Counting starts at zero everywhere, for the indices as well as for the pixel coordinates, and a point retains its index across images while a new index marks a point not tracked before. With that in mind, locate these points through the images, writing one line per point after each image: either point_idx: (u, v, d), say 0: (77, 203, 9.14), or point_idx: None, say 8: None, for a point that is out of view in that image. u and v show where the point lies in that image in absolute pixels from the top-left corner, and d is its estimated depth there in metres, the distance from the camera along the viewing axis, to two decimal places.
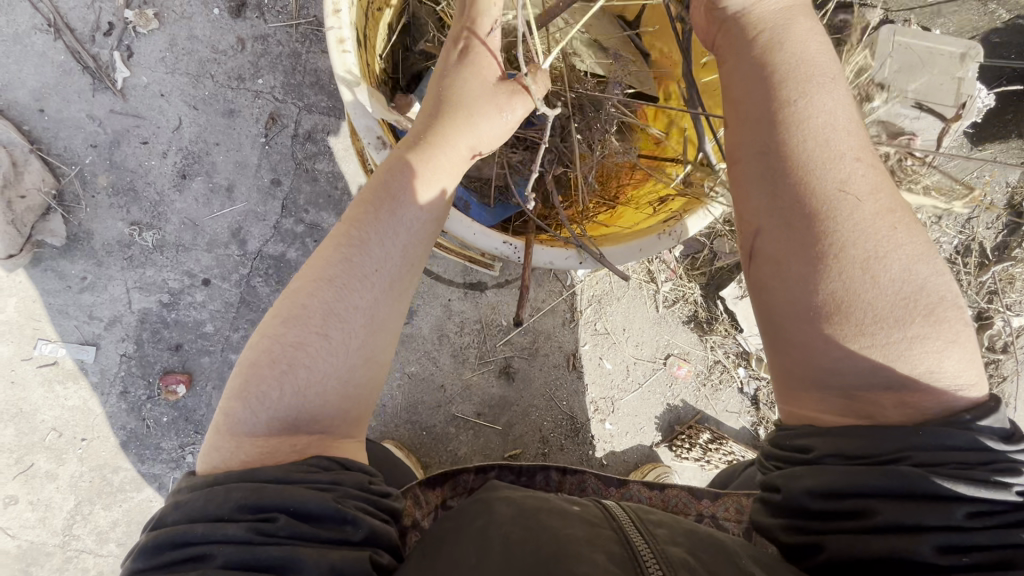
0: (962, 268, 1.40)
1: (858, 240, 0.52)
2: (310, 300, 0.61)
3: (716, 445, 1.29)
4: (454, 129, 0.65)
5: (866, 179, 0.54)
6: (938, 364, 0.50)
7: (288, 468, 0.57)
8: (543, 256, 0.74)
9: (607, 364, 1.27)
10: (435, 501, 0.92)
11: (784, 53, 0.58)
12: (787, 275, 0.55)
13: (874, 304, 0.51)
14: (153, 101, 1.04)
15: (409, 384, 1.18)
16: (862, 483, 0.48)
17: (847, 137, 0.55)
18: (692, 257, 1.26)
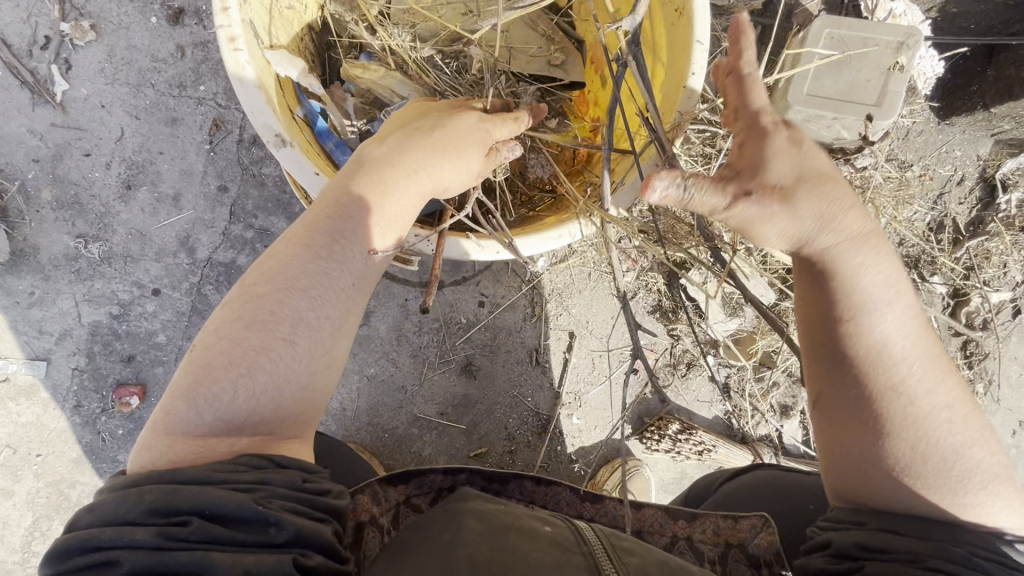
0: (936, 244, 1.35)
1: (908, 434, 0.57)
2: (277, 304, 0.57)
3: (687, 436, 1.27)
4: (430, 146, 0.63)
5: (921, 380, 0.57)
6: (993, 517, 0.56)
7: (213, 468, 0.52)
8: (457, 247, 0.71)
9: (571, 359, 1.26)
10: (397, 498, 0.82)
11: (859, 279, 0.57)
12: (847, 449, 0.59)
13: (930, 481, 0.56)
14: (94, 113, 1.04)
15: (369, 386, 1.17)
16: (912, 541, 0.54)
17: (904, 355, 0.57)
18: None
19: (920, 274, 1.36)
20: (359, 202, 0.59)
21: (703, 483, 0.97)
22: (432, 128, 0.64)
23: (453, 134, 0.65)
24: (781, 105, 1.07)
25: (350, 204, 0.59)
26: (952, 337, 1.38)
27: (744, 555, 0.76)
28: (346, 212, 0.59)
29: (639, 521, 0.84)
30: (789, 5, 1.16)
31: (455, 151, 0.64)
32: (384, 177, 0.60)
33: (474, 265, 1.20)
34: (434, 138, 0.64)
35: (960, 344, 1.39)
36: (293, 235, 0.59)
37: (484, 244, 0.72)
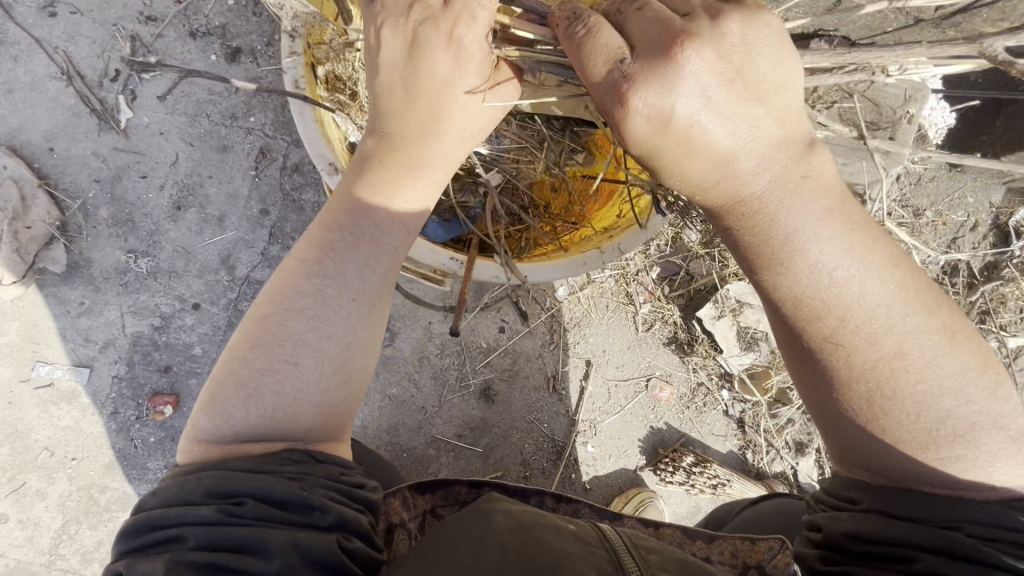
0: (950, 287, 1.40)
1: (858, 386, 0.58)
2: (279, 322, 0.61)
3: (701, 469, 1.27)
4: (410, 138, 0.65)
5: (865, 328, 0.57)
6: (988, 474, 0.56)
7: (256, 460, 0.57)
8: (488, 272, 0.73)
9: (588, 387, 1.28)
10: (424, 506, 0.85)
11: (774, 228, 0.58)
12: (818, 400, 0.61)
13: (893, 436, 0.57)
14: (153, 139, 1.12)
15: (391, 406, 1.20)
16: (902, 534, 0.55)
17: (834, 305, 0.57)
18: (670, 279, 1.28)
19: None
20: (358, 214, 0.63)
21: (722, 510, 1.01)
22: (413, 109, 0.65)
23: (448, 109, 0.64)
24: None
25: (342, 219, 0.64)
26: None
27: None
28: (333, 227, 0.64)
29: None
30: None
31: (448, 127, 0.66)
32: (375, 181, 0.64)
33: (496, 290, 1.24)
34: (419, 117, 0.65)
35: None
36: (291, 257, 0.64)
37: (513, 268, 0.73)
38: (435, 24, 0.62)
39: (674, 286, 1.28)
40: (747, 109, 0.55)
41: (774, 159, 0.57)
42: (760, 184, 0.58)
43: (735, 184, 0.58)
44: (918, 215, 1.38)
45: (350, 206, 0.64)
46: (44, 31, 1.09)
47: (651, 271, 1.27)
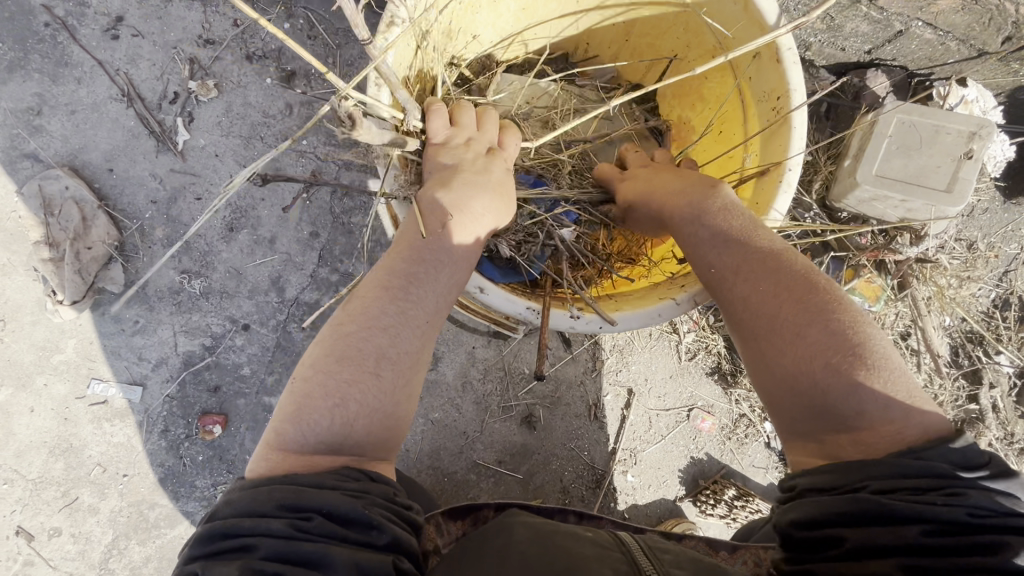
0: (1001, 322, 1.38)
1: (758, 326, 0.64)
2: (367, 344, 0.59)
3: (743, 503, 1.26)
4: (478, 191, 0.67)
5: (756, 271, 0.65)
6: (876, 410, 0.56)
7: (326, 478, 0.53)
8: (563, 320, 0.71)
9: (629, 415, 1.28)
10: (458, 533, 0.82)
11: (680, 208, 0.73)
12: (747, 358, 0.66)
13: (793, 377, 0.60)
14: (209, 161, 1.14)
15: (433, 430, 1.20)
16: (827, 512, 0.55)
17: (730, 257, 0.67)
18: (715, 310, 1.27)
19: (985, 350, 1.38)
20: (434, 242, 0.63)
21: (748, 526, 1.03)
22: (483, 174, 0.69)
23: (504, 186, 0.71)
24: (850, 181, 1.14)
25: (424, 251, 0.63)
26: (1017, 416, 1.38)
27: None
28: (420, 258, 0.63)
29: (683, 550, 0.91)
30: (856, 85, 1.22)
31: (504, 196, 0.70)
32: (449, 215, 0.65)
33: None
34: (486, 180, 0.68)
35: None
36: (370, 282, 0.63)
37: (588, 318, 0.71)
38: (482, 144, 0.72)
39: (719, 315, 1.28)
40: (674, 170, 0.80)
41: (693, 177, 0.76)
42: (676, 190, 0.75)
43: (674, 192, 0.75)
44: (972, 247, 1.35)
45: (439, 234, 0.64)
46: (107, 54, 1.11)
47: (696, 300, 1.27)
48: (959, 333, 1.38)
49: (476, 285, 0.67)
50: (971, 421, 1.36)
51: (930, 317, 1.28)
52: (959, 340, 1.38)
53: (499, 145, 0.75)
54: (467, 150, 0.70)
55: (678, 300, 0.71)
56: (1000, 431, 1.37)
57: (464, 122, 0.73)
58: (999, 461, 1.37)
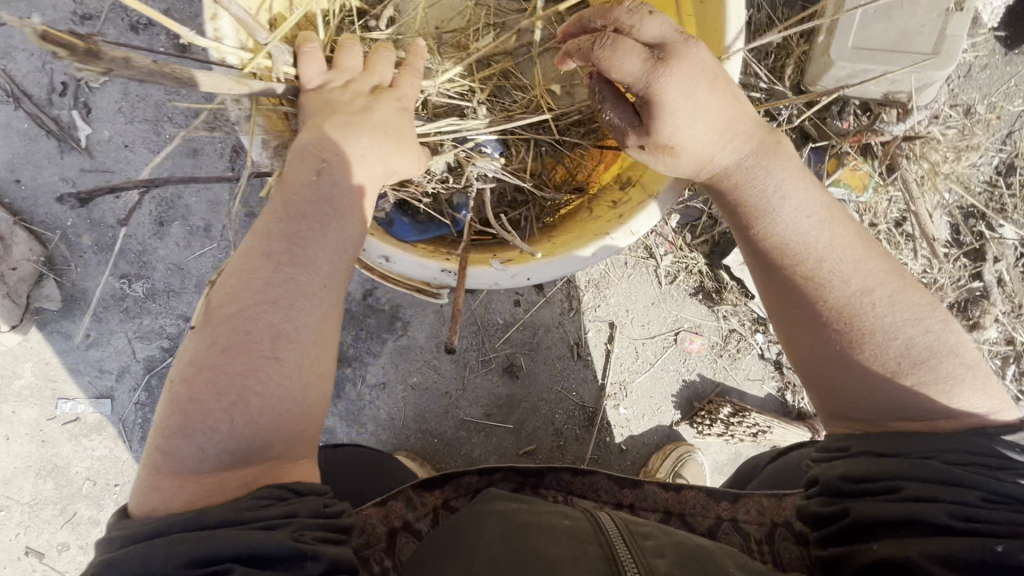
0: (1005, 190, 1.28)
1: (839, 316, 0.61)
2: (253, 326, 0.48)
3: (739, 418, 1.23)
4: (367, 129, 0.55)
5: (840, 260, 0.62)
6: (953, 399, 0.58)
7: (238, 506, 0.46)
8: (485, 278, 0.61)
9: (613, 349, 1.23)
10: (434, 503, 0.78)
11: (753, 184, 0.65)
12: (803, 342, 0.63)
13: (875, 371, 0.60)
14: (119, 153, 1.04)
15: (414, 395, 1.17)
16: (886, 469, 0.57)
17: (813, 245, 0.62)
18: (692, 225, 1.19)
19: (988, 223, 1.29)
20: (317, 194, 0.52)
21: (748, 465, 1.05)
22: (367, 114, 0.56)
23: (404, 125, 0.58)
24: (824, 61, 1.02)
25: (302, 201, 0.51)
26: None
27: (790, 532, 0.84)
28: (297, 213, 0.51)
29: (681, 503, 0.92)
30: None
31: (404, 132, 0.58)
32: (331, 159, 0.52)
33: None
34: (375, 120, 0.56)
35: None
36: (247, 248, 0.51)
37: (514, 272, 0.61)
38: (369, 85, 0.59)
39: (696, 233, 1.19)
40: (730, 95, 0.64)
41: (749, 131, 0.65)
42: (742, 155, 0.65)
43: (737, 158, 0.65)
44: (970, 112, 1.23)
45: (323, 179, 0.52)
46: None
47: (669, 220, 1.18)
48: (959, 209, 1.29)
49: (381, 253, 0.59)
50: (978, 300, 1.30)
51: (926, 198, 1.18)
52: (959, 216, 1.29)
53: (391, 83, 0.61)
54: (346, 92, 0.57)
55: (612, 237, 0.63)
56: (1007, 305, 1.31)
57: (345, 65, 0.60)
58: (1006, 336, 1.32)
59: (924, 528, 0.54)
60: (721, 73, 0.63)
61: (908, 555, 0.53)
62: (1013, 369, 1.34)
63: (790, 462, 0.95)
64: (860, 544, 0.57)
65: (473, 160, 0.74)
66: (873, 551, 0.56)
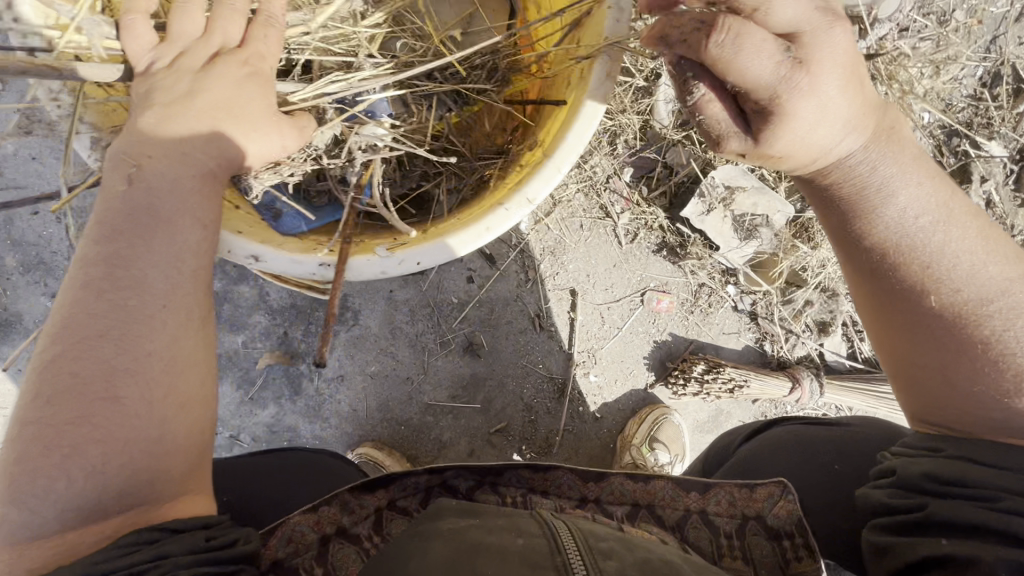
0: (991, 103, 1.19)
1: (951, 324, 0.59)
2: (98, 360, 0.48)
3: (714, 375, 1.17)
4: (186, 122, 0.51)
5: (960, 268, 0.58)
6: None
7: (91, 560, 0.44)
8: (369, 269, 0.55)
9: (577, 318, 1.17)
10: (375, 505, 0.75)
11: (870, 180, 0.60)
12: (909, 345, 0.61)
13: (986, 382, 0.58)
14: (28, 166, 0.99)
15: (374, 384, 1.14)
16: (982, 477, 0.56)
17: (932, 250, 0.59)
18: (647, 177, 1.12)
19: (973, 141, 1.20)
20: (138, 213, 0.50)
21: (720, 446, 1.00)
22: (188, 102, 0.51)
23: (240, 103, 0.53)
24: None
25: (121, 223, 0.50)
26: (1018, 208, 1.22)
27: (762, 526, 0.81)
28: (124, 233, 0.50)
29: (651, 495, 0.86)
30: None
31: (236, 113, 0.52)
32: (144, 172, 0.50)
33: None
34: (195, 106, 0.51)
35: None
36: (73, 285, 0.50)
37: (400, 258, 0.54)
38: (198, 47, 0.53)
39: (652, 185, 1.12)
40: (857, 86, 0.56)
41: (868, 126, 0.59)
42: (860, 151, 0.60)
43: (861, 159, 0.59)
44: (946, 20, 1.13)
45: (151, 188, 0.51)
46: None
47: (622, 174, 1.11)
48: (940, 129, 1.19)
49: (249, 253, 0.55)
50: None
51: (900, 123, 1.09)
52: (940, 137, 1.20)
53: (237, 44, 0.55)
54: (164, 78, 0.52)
55: (506, 207, 0.54)
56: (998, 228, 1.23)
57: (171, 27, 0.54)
58: None
59: (1007, 541, 0.53)
60: (857, 68, 0.56)
61: (981, 556, 0.53)
62: None
63: (765, 448, 0.90)
64: (926, 538, 0.57)
65: (360, 128, 0.66)
66: (941, 546, 0.56)
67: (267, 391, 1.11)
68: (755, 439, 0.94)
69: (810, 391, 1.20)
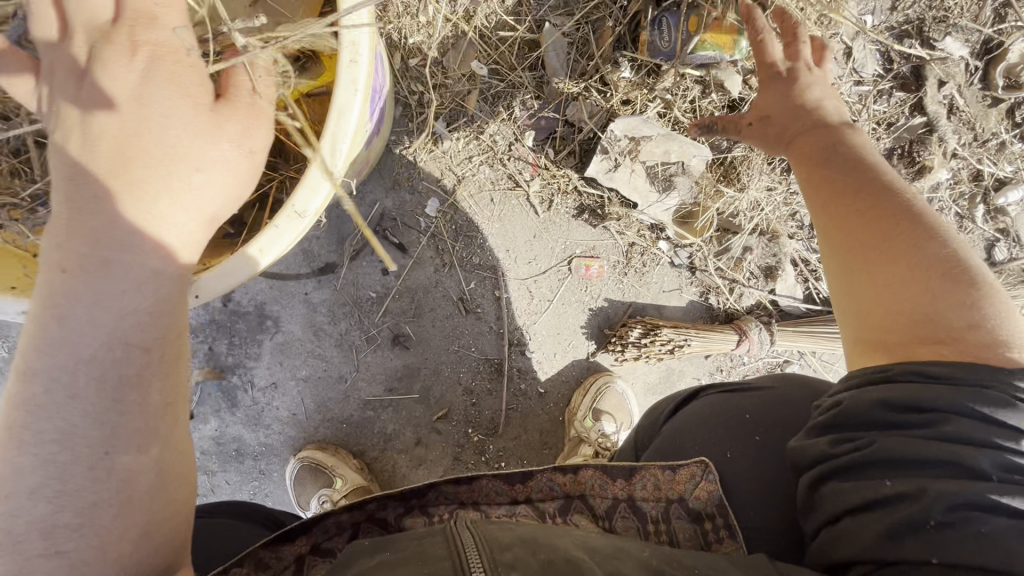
0: None
1: (872, 210, 0.56)
2: (22, 431, 0.45)
3: (652, 338, 1.11)
4: (124, 172, 0.46)
5: (881, 176, 0.59)
6: (990, 333, 0.49)
7: None
8: None
9: (503, 296, 1.13)
10: (295, 555, 0.69)
11: (806, 108, 0.67)
12: (834, 240, 0.57)
13: (906, 276, 0.52)
14: None
15: (309, 387, 1.14)
16: (939, 400, 0.46)
17: (856, 159, 0.61)
18: (551, 139, 1.04)
19: (927, 40, 1.05)
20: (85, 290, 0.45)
21: (649, 422, 0.89)
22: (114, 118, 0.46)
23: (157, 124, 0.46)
24: None
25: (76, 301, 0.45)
26: (988, 109, 1.07)
27: (685, 509, 0.74)
28: (54, 285, 0.45)
29: (580, 485, 0.80)
30: None
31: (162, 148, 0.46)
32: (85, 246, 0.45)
33: (359, 231, 1.08)
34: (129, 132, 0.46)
35: (1003, 113, 1.08)
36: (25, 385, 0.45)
37: None
38: (113, 42, 0.46)
39: (559, 147, 1.04)
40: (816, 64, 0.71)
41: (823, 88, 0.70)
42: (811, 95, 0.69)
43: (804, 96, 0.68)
44: None
45: (84, 232, 0.45)
46: None
47: (524, 140, 1.04)
48: (886, 32, 1.05)
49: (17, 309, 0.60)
50: (925, 138, 1.08)
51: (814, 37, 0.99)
52: (888, 41, 1.05)
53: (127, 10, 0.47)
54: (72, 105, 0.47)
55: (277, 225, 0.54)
56: (966, 135, 1.08)
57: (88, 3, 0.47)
58: (969, 171, 1.11)
59: (952, 471, 0.45)
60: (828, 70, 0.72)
61: (925, 491, 0.45)
62: (983, 207, 1.14)
63: (687, 424, 0.80)
64: (865, 480, 0.48)
65: None
66: (884, 487, 0.47)
67: (206, 406, 1.13)
68: (680, 415, 0.83)
69: (760, 341, 1.12)
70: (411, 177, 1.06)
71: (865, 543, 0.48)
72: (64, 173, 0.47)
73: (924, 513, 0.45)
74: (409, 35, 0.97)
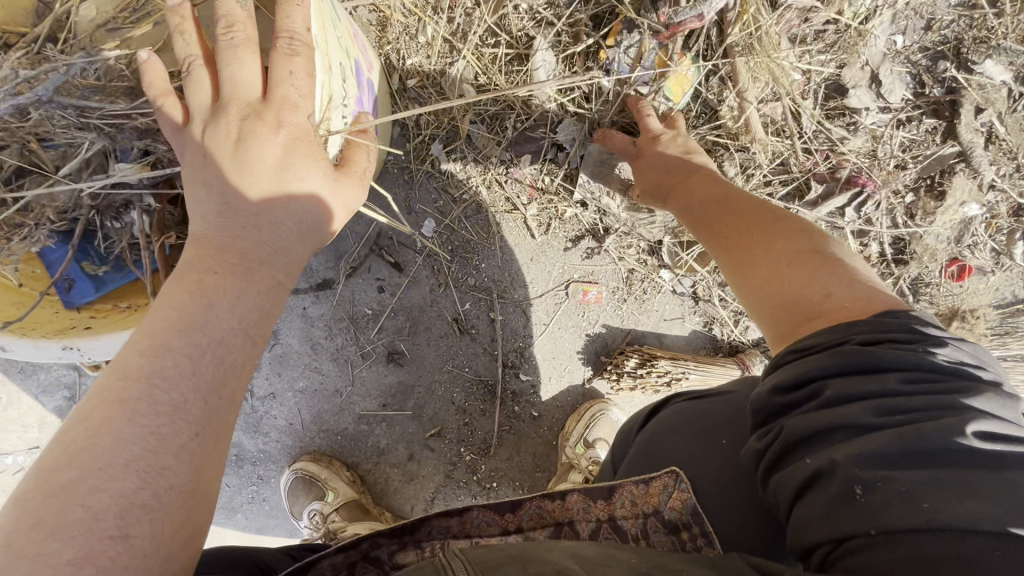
0: (987, 12, 0.93)
1: (732, 232, 0.65)
2: (136, 402, 0.44)
3: (649, 368, 1.08)
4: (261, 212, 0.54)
5: (741, 204, 0.69)
6: (847, 295, 0.53)
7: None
8: None
9: (499, 318, 1.12)
10: None
11: (675, 173, 0.83)
12: (721, 261, 0.65)
13: (769, 269, 0.58)
14: None
15: (305, 399, 1.15)
16: (807, 368, 0.47)
17: (722, 196, 0.72)
18: (550, 159, 1.04)
19: (965, 63, 0.96)
20: (210, 301, 0.50)
21: (622, 435, 0.81)
22: (243, 169, 0.53)
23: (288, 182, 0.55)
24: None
25: (197, 309, 0.49)
26: None
27: (660, 522, 0.68)
28: (200, 282, 0.50)
29: (568, 511, 0.75)
30: None
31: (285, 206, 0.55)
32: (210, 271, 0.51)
33: (357, 249, 1.09)
34: (264, 187, 0.54)
35: None
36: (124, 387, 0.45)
37: None
38: (262, 118, 0.54)
39: (555, 171, 1.05)
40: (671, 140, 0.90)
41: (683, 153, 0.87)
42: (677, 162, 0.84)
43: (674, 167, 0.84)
44: None
45: (228, 249, 0.53)
46: None
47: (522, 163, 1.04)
48: (919, 54, 0.97)
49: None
50: (957, 169, 0.99)
51: (821, 68, 0.96)
52: (920, 63, 0.97)
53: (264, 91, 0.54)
54: (218, 147, 0.54)
55: None
56: (1006, 166, 0.99)
57: (239, 84, 0.54)
58: (1010, 205, 1.01)
59: (853, 431, 0.43)
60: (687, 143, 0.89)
61: (837, 461, 0.43)
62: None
63: (656, 437, 0.71)
64: (790, 465, 0.46)
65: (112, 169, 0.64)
66: (805, 465, 0.45)
67: None
68: (650, 424, 0.75)
69: None
70: (409, 199, 1.06)
71: (816, 528, 0.43)
72: (202, 205, 0.54)
73: (848, 481, 0.42)
74: (407, 56, 0.96)
